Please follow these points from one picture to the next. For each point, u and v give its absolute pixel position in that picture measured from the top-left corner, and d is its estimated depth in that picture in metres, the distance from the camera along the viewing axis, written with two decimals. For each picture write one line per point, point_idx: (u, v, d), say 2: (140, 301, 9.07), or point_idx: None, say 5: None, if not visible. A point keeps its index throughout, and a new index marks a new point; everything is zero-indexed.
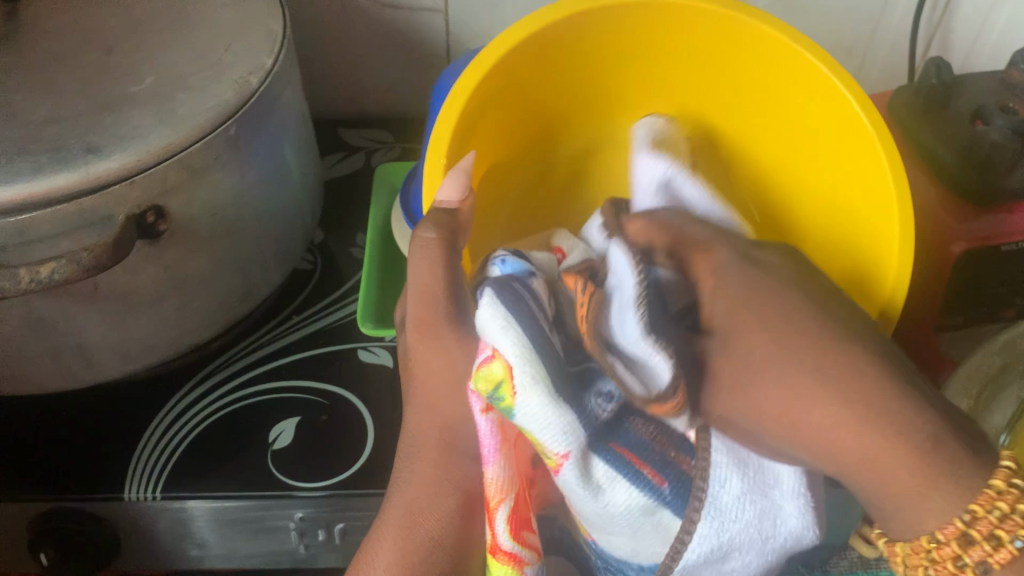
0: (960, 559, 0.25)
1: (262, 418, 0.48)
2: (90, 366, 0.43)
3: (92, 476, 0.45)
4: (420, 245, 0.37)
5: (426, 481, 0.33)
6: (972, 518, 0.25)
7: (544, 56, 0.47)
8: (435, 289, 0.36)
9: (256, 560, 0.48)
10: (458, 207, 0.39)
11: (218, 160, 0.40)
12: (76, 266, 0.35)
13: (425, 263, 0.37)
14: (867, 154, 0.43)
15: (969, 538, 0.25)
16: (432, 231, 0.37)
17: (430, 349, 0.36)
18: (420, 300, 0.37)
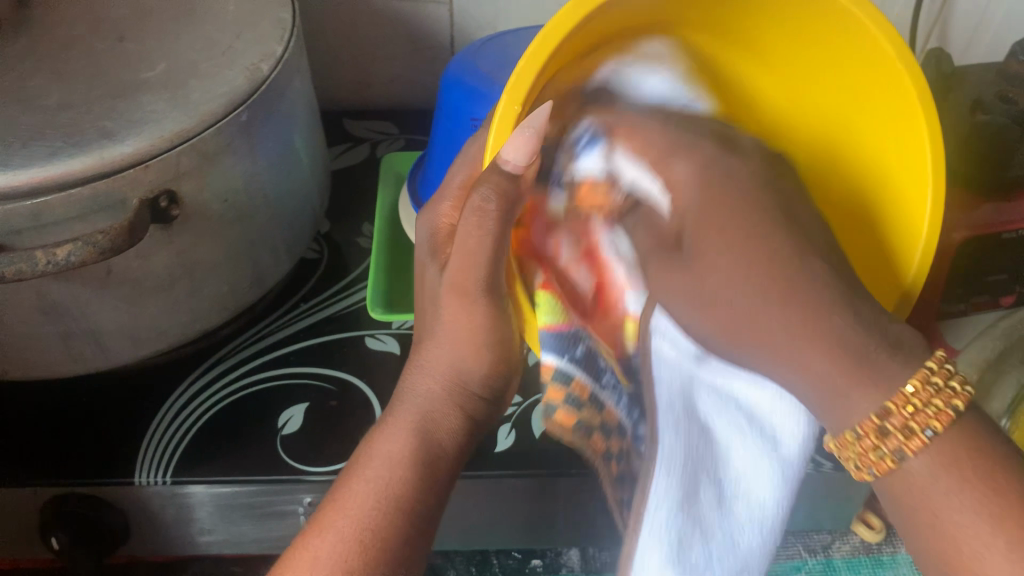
0: (880, 449, 0.27)
1: (272, 403, 0.49)
2: (101, 351, 0.43)
3: (103, 461, 0.45)
4: (475, 209, 0.34)
5: (437, 399, 0.37)
6: (886, 412, 0.27)
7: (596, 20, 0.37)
8: (478, 254, 0.35)
9: (263, 544, 0.49)
10: (522, 172, 0.35)
11: (229, 145, 0.41)
12: (92, 249, 0.35)
13: (476, 230, 0.35)
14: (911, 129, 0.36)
15: (883, 430, 0.27)
16: (494, 199, 0.34)
17: (460, 306, 0.37)
18: (462, 260, 0.36)
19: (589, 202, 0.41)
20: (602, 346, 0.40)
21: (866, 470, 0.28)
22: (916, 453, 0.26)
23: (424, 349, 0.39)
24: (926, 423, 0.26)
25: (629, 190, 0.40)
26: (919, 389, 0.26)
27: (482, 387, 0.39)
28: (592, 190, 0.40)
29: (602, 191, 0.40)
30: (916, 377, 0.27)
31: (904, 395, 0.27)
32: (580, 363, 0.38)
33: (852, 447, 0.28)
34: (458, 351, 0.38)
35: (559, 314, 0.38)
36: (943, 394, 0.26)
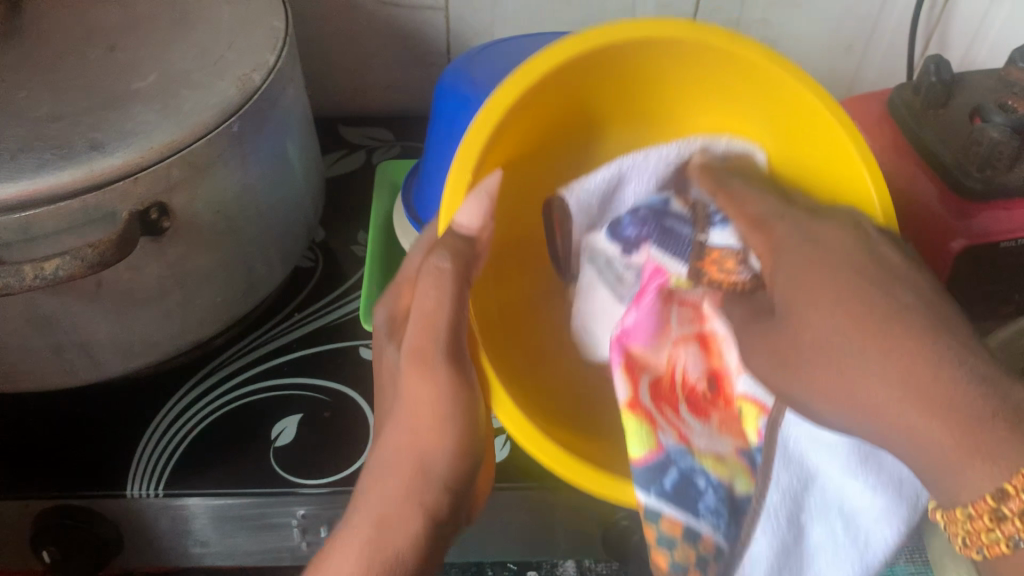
0: (993, 532, 0.25)
1: (266, 414, 0.48)
2: (93, 363, 0.43)
3: (94, 473, 0.45)
4: (432, 271, 0.35)
5: (393, 494, 0.32)
6: (1004, 496, 0.25)
7: (550, 106, 0.40)
8: (438, 319, 0.34)
9: (257, 557, 0.48)
10: (477, 235, 0.36)
11: (222, 156, 0.40)
12: (80, 263, 0.35)
13: (433, 293, 0.34)
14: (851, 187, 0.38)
15: (999, 513, 0.25)
16: (447, 260, 0.35)
17: (419, 378, 0.33)
18: (421, 328, 0.34)
19: (715, 275, 0.39)
20: (725, 444, 0.37)
21: (976, 548, 0.26)
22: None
23: (385, 436, 0.34)
24: None
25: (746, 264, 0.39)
26: None
27: (449, 475, 0.33)
28: (717, 264, 0.39)
29: (731, 270, 0.39)
30: None
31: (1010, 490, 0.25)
32: (674, 493, 0.34)
33: (962, 524, 0.26)
34: (419, 434, 0.33)
35: (649, 442, 0.35)
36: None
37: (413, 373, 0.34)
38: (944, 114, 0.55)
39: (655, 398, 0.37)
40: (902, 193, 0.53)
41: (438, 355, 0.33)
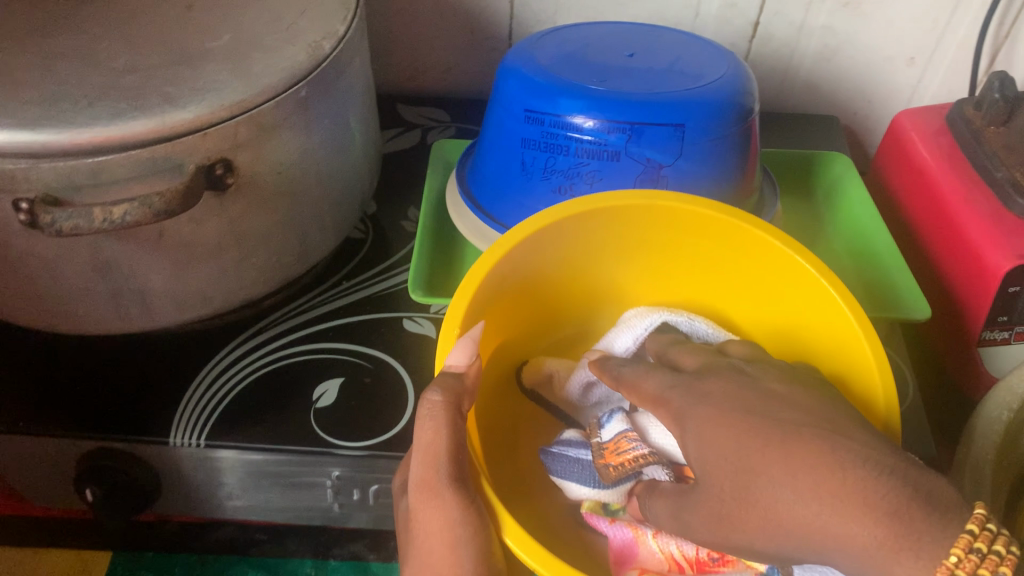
0: None
1: (308, 377, 0.49)
2: (147, 312, 0.44)
3: (140, 418, 0.46)
4: (426, 406, 0.34)
5: None
6: None
7: (519, 276, 0.43)
8: (438, 448, 0.33)
9: (290, 515, 0.50)
10: (467, 373, 0.36)
11: (287, 119, 0.41)
12: (147, 210, 0.36)
13: (428, 426, 0.34)
14: (814, 293, 0.41)
15: None
16: (437, 392, 0.34)
17: (433, 512, 0.32)
18: (421, 461, 0.33)
19: (611, 466, 0.38)
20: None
21: None
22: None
23: None
24: None
25: (660, 456, 0.38)
26: (968, 558, 0.24)
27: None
28: (616, 452, 0.38)
29: (627, 449, 0.38)
30: (958, 543, 0.25)
31: (948, 566, 0.24)
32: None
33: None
34: None
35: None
36: (988, 560, 0.25)
37: (423, 502, 0.33)
38: (1004, 131, 0.54)
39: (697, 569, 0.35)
40: (957, 207, 0.53)
41: (443, 478, 0.32)
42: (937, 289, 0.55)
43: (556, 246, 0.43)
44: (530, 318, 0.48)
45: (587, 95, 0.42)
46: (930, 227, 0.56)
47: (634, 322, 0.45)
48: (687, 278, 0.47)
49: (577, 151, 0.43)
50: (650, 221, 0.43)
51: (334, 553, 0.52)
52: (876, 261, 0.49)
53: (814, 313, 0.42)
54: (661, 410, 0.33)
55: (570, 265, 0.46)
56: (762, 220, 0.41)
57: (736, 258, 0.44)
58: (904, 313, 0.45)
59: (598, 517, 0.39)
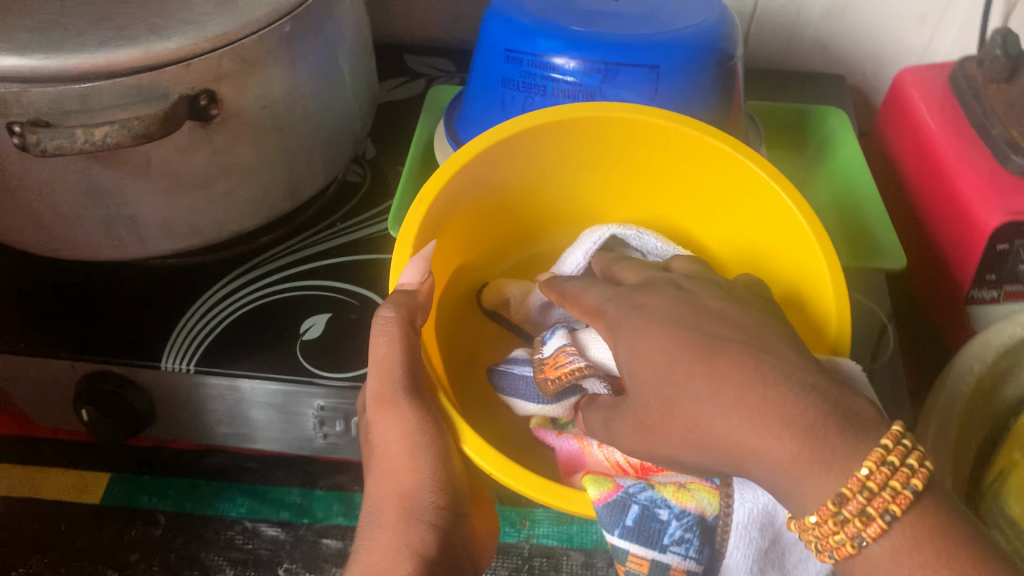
0: (837, 535, 0.27)
1: (297, 312, 0.51)
2: (140, 239, 0.46)
3: (134, 344, 0.48)
4: (380, 322, 0.37)
5: (384, 547, 0.34)
6: (841, 500, 0.26)
7: (479, 188, 0.44)
8: (392, 362, 0.36)
9: (279, 444, 0.52)
10: (419, 289, 0.38)
11: (272, 54, 0.43)
12: (128, 133, 0.37)
13: (383, 341, 0.36)
14: (773, 203, 0.41)
15: (840, 517, 0.26)
16: (390, 310, 0.37)
17: (388, 420, 0.36)
18: (379, 373, 0.36)
19: (551, 377, 0.39)
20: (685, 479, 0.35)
21: (827, 552, 0.27)
22: (876, 538, 0.26)
23: (371, 488, 0.36)
24: (882, 509, 0.26)
25: (596, 368, 0.38)
26: (874, 473, 0.26)
27: (432, 513, 0.35)
28: (552, 367, 0.40)
29: (565, 362, 0.39)
30: (870, 458, 0.26)
31: (859, 479, 0.26)
32: (637, 531, 0.34)
33: (814, 530, 0.27)
34: (398, 481, 0.35)
35: (604, 483, 0.35)
36: (899, 473, 0.26)
37: (382, 412, 0.36)
38: (1006, 89, 0.53)
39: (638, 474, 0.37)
40: (950, 163, 0.52)
41: (397, 389, 0.36)
42: (928, 247, 0.55)
43: (517, 158, 0.43)
44: (491, 226, 0.49)
45: (565, 35, 0.42)
46: (923, 185, 0.56)
47: (581, 240, 0.46)
48: (645, 186, 0.48)
49: (554, 91, 0.44)
50: (610, 134, 0.43)
51: (321, 483, 0.54)
52: (859, 213, 0.49)
53: (772, 225, 0.42)
54: (601, 319, 0.35)
55: (533, 176, 0.46)
56: (719, 130, 0.41)
57: (691, 167, 0.44)
58: (878, 261, 0.45)
59: (546, 431, 0.42)
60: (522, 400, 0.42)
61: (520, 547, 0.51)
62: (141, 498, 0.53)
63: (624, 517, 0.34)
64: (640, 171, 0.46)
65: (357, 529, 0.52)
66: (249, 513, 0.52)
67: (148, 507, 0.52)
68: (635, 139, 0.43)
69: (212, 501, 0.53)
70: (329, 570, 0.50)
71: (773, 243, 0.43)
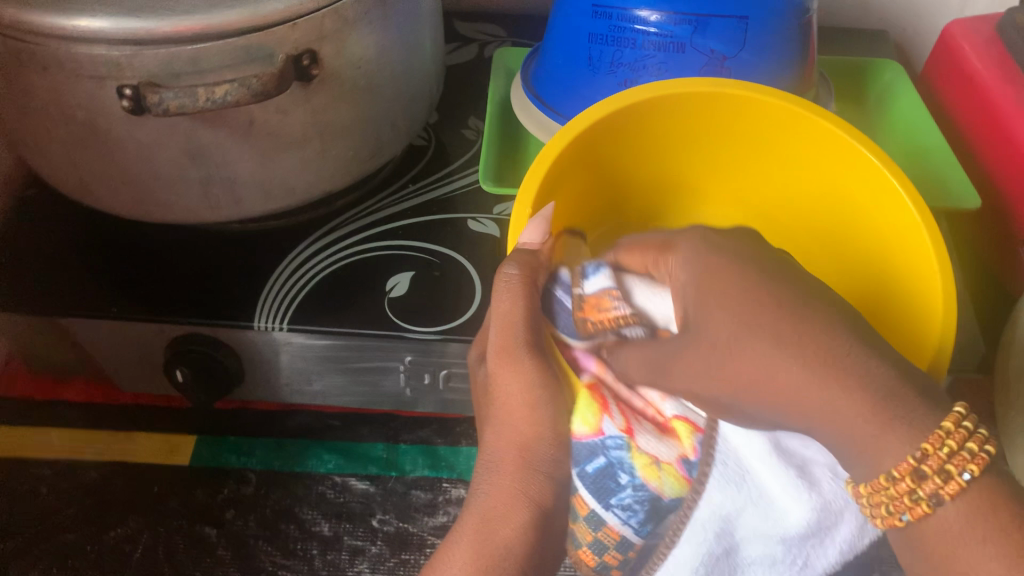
0: (914, 493, 0.27)
1: (380, 270, 0.52)
2: (235, 200, 0.47)
3: (226, 305, 0.49)
4: (504, 279, 0.37)
5: (505, 493, 0.33)
6: (923, 455, 0.26)
7: (585, 165, 0.46)
8: (515, 318, 0.37)
9: (365, 399, 0.53)
10: (540, 249, 0.39)
11: (367, 14, 0.43)
12: (247, 90, 0.38)
13: (507, 297, 0.37)
14: (870, 177, 0.43)
15: (920, 473, 0.26)
16: (514, 268, 0.38)
17: (507, 373, 0.36)
18: (501, 328, 0.37)
19: (589, 323, 0.39)
20: (668, 451, 0.36)
21: (900, 514, 0.27)
22: (953, 497, 0.26)
23: (487, 440, 0.36)
24: (962, 466, 0.26)
25: (641, 317, 0.39)
26: (953, 430, 0.26)
27: (551, 466, 0.34)
28: (597, 308, 0.40)
29: (608, 307, 0.40)
30: (950, 418, 0.26)
31: (938, 435, 0.26)
32: (594, 481, 0.35)
33: (885, 490, 0.27)
34: (516, 433, 0.35)
35: (591, 419, 0.36)
36: (976, 438, 0.27)
37: (502, 365, 0.36)
38: None
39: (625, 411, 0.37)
40: (1005, 109, 0.54)
41: (519, 344, 0.36)
42: (985, 192, 0.56)
43: (621, 136, 0.46)
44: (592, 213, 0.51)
45: None
46: (979, 134, 0.57)
47: None
48: (740, 178, 0.50)
49: (643, 44, 0.45)
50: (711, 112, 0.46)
51: (404, 437, 0.55)
52: (926, 158, 0.51)
53: (871, 201, 0.44)
54: None
55: (633, 160, 0.49)
56: (819, 106, 0.44)
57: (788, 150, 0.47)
58: (954, 203, 0.47)
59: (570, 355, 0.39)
60: (558, 314, 0.39)
61: None
62: (229, 458, 0.54)
63: (583, 463, 0.35)
64: (760, 161, 0.49)
65: (445, 479, 0.53)
66: (338, 469, 0.53)
67: (237, 467, 0.53)
68: (734, 116, 0.46)
69: (300, 459, 0.54)
70: (422, 519, 0.51)
71: (872, 220, 0.44)
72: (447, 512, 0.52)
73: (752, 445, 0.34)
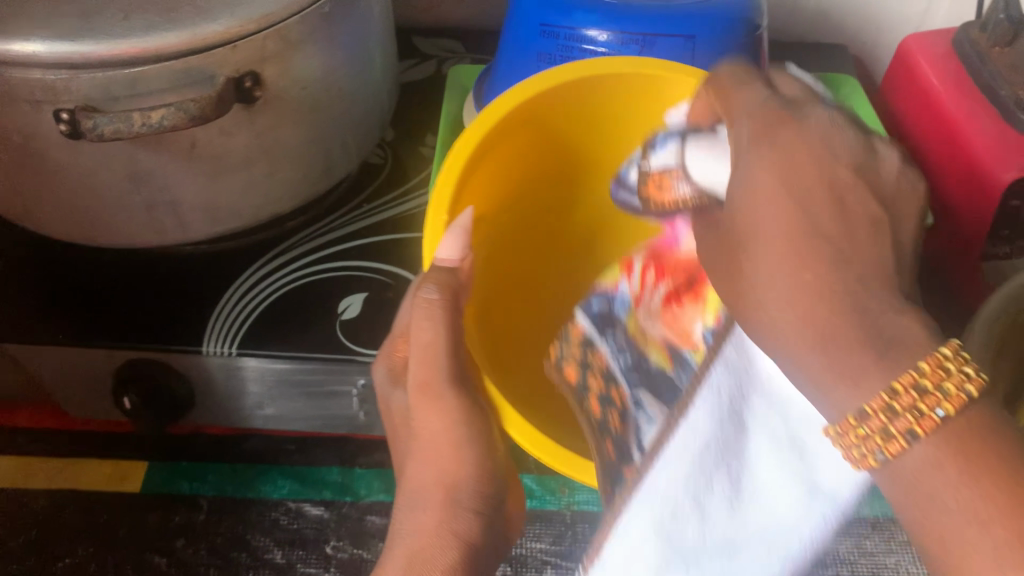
0: (885, 431, 0.23)
1: (332, 292, 0.51)
2: (181, 223, 0.46)
3: (173, 330, 0.48)
4: (423, 305, 0.37)
5: (429, 533, 0.34)
6: (894, 392, 0.23)
7: (504, 151, 0.45)
8: (438, 350, 0.36)
9: (319, 422, 0.53)
10: (458, 264, 0.39)
11: (311, 34, 0.43)
12: (183, 115, 0.38)
13: (427, 325, 0.36)
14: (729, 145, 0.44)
15: (892, 409, 0.23)
16: (434, 291, 0.37)
17: (430, 409, 0.36)
18: (422, 361, 0.36)
19: (655, 197, 0.42)
20: (674, 335, 0.43)
21: (872, 456, 0.24)
22: (928, 436, 0.23)
23: (410, 471, 0.37)
24: (935, 404, 0.23)
25: (700, 191, 0.37)
26: (928, 371, 0.23)
27: (475, 502, 0.36)
28: (659, 183, 0.41)
29: (670, 186, 0.40)
30: (927, 361, 0.23)
31: (910, 378, 0.23)
32: (600, 315, 0.47)
33: (845, 432, 0.25)
34: (439, 465, 0.36)
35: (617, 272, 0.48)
36: (938, 374, 0.23)
37: (423, 401, 0.37)
38: (1009, 52, 0.54)
39: (670, 293, 0.44)
40: (959, 124, 0.54)
41: (442, 379, 0.36)
42: (941, 206, 0.56)
43: (543, 115, 0.45)
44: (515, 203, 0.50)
45: (600, 9, 0.44)
46: (935, 149, 0.57)
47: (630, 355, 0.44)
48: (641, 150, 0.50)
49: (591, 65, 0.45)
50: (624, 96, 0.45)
51: (360, 460, 0.54)
52: None
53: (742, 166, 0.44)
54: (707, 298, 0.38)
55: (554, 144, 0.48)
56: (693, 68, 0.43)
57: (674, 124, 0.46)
58: None
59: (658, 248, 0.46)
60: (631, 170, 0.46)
61: (562, 513, 0.53)
62: (181, 484, 0.53)
63: (579, 315, 0.47)
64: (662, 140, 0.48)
65: None
66: (292, 494, 0.53)
67: (189, 493, 0.52)
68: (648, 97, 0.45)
69: (254, 484, 0.53)
70: (377, 545, 0.51)
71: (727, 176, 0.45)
72: None
73: (783, 379, 0.32)
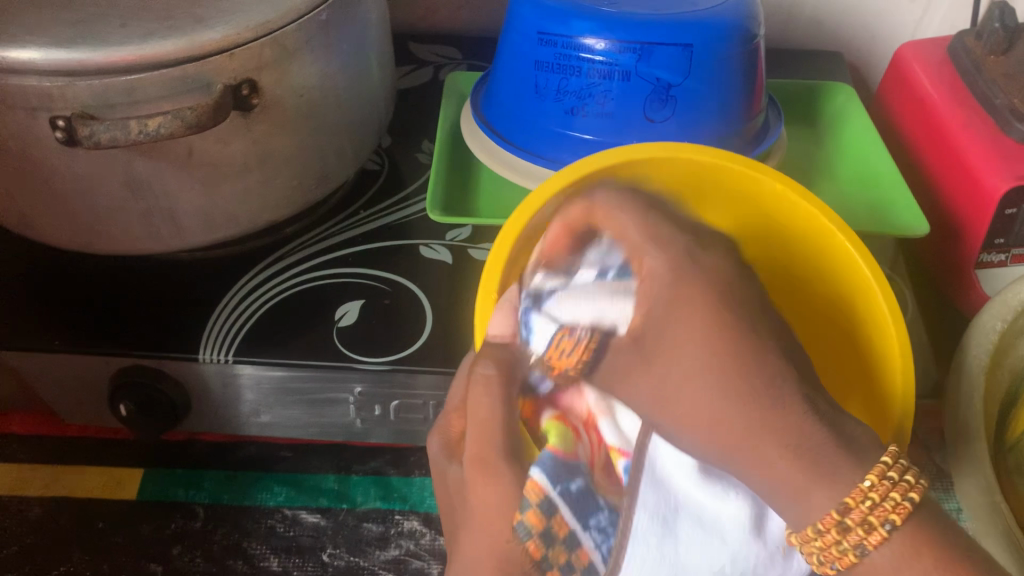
0: (840, 544, 0.25)
1: (328, 300, 0.51)
2: (177, 230, 0.46)
3: (169, 337, 0.48)
4: (478, 379, 0.34)
5: None
6: (845, 508, 0.25)
7: None
8: (492, 423, 0.33)
9: (315, 430, 0.52)
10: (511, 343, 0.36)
11: (308, 42, 0.43)
12: (181, 123, 0.38)
13: (485, 400, 0.34)
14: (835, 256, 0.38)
15: (844, 525, 0.25)
16: (491, 366, 0.35)
17: (483, 482, 0.32)
18: (476, 436, 0.33)
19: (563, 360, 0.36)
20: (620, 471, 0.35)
21: (829, 564, 0.25)
22: (877, 547, 0.25)
23: (463, 549, 0.32)
24: (886, 517, 0.25)
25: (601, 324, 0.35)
26: (876, 483, 0.25)
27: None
28: (562, 348, 0.36)
29: (573, 337, 0.36)
30: (871, 471, 0.25)
31: (861, 489, 0.25)
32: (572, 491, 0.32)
33: (814, 545, 0.26)
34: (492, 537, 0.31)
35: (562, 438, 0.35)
36: (898, 487, 0.25)
37: (475, 476, 0.32)
38: (1004, 61, 0.55)
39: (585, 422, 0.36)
40: (954, 132, 0.54)
41: (496, 453, 0.32)
42: (936, 214, 0.56)
43: None
44: None
45: (598, 17, 0.44)
46: (931, 157, 0.57)
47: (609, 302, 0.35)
48: None
49: (588, 72, 0.45)
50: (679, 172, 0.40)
51: (356, 468, 0.54)
52: (876, 183, 0.51)
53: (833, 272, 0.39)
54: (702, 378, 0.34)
55: None
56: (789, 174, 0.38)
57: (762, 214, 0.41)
58: (903, 228, 0.47)
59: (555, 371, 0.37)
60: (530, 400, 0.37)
61: None
62: (177, 491, 0.53)
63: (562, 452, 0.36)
64: None
65: (396, 511, 0.52)
66: (288, 501, 0.52)
67: (185, 500, 0.52)
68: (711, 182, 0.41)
69: (249, 491, 0.53)
70: (373, 552, 0.50)
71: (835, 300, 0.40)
72: (399, 545, 0.51)
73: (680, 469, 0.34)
